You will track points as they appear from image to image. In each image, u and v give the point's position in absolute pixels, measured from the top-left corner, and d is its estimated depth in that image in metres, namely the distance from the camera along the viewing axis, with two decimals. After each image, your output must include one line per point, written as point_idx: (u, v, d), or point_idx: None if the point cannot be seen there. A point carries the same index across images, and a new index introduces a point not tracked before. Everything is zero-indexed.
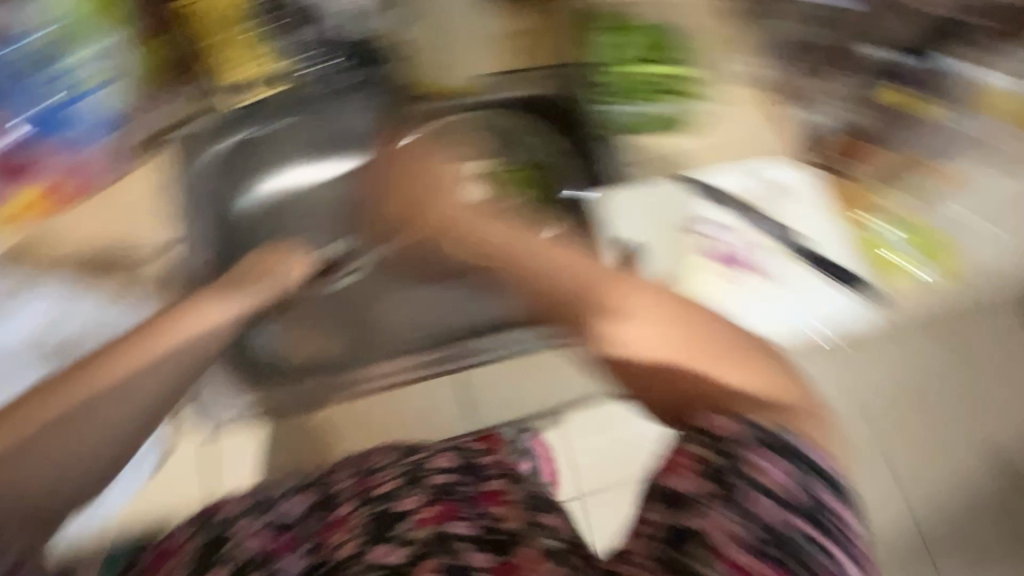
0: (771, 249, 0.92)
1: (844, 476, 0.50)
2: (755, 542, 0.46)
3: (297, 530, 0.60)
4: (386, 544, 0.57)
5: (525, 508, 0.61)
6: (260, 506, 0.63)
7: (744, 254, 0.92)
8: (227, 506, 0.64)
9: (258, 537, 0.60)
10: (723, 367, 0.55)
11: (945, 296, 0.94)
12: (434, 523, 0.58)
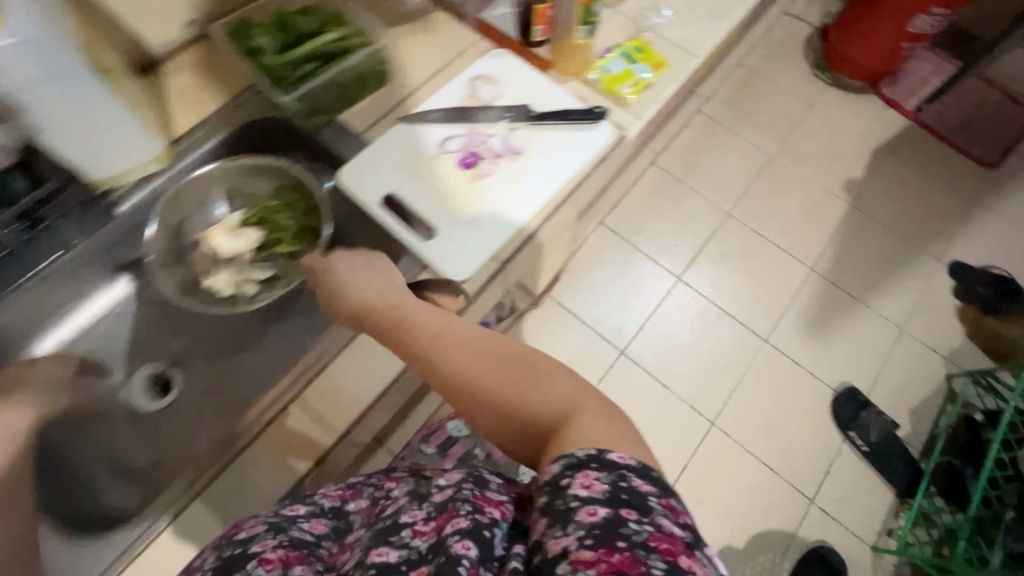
0: (506, 132, 0.90)
1: (655, 468, 0.50)
2: (588, 529, 0.44)
3: (306, 548, 0.56)
4: (386, 548, 0.51)
5: (510, 529, 0.51)
6: (277, 527, 0.57)
7: (476, 149, 0.88)
8: (250, 524, 0.57)
9: (271, 555, 0.53)
10: (525, 388, 0.59)
11: (669, 85, 1.11)
12: (435, 533, 0.50)
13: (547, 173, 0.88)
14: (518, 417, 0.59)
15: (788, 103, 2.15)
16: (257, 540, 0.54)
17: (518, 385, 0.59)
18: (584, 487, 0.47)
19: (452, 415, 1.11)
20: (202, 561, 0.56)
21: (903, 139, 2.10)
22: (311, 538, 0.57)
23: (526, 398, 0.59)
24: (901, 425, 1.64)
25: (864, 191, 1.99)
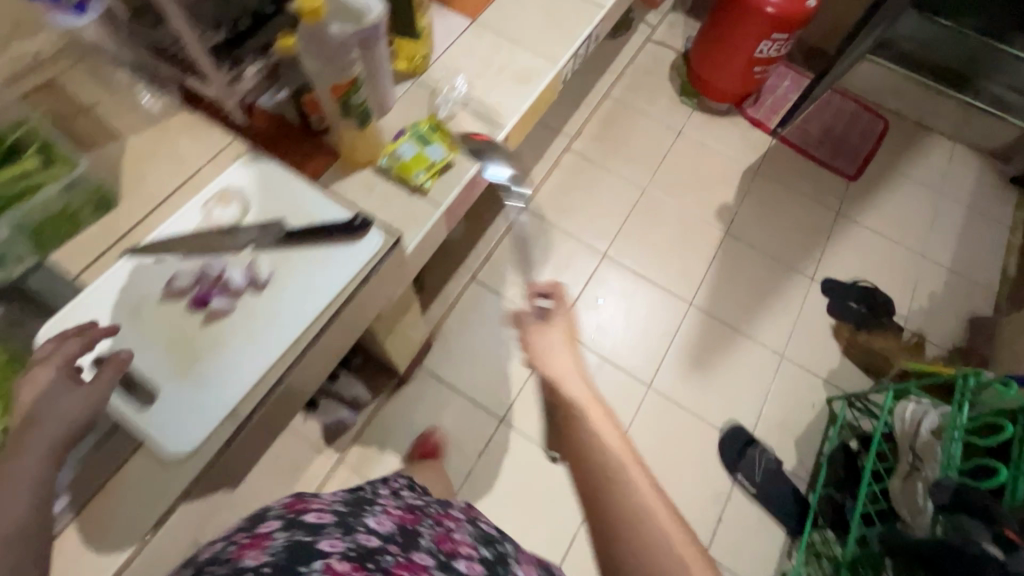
0: (250, 258, 0.78)
1: None
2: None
3: (375, 559, 0.58)
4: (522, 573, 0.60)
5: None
6: (345, 526, 0.63)
7: (208, 284, 0.76)
8: (316, 509, 0.65)
9: (335, 565, 0.54)
10: (628, 526, 0.58)
11: (472, 166, 1.04)
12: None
13: (267, 330, 0.75)
14: (620, 538, 0.58)
15: (656, 131, 2.14)
16: (325, 538, 0.59)
17: (632, 533, 0.58)
18: None
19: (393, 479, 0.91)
20: (270, 530, 0.59)
21: (770, 158, 2.12)
22: (344, 547, 0.57)
23: (622, 543, 0.58)
24: (786, 460, 1.63)
25: (736, 217, 1.99)
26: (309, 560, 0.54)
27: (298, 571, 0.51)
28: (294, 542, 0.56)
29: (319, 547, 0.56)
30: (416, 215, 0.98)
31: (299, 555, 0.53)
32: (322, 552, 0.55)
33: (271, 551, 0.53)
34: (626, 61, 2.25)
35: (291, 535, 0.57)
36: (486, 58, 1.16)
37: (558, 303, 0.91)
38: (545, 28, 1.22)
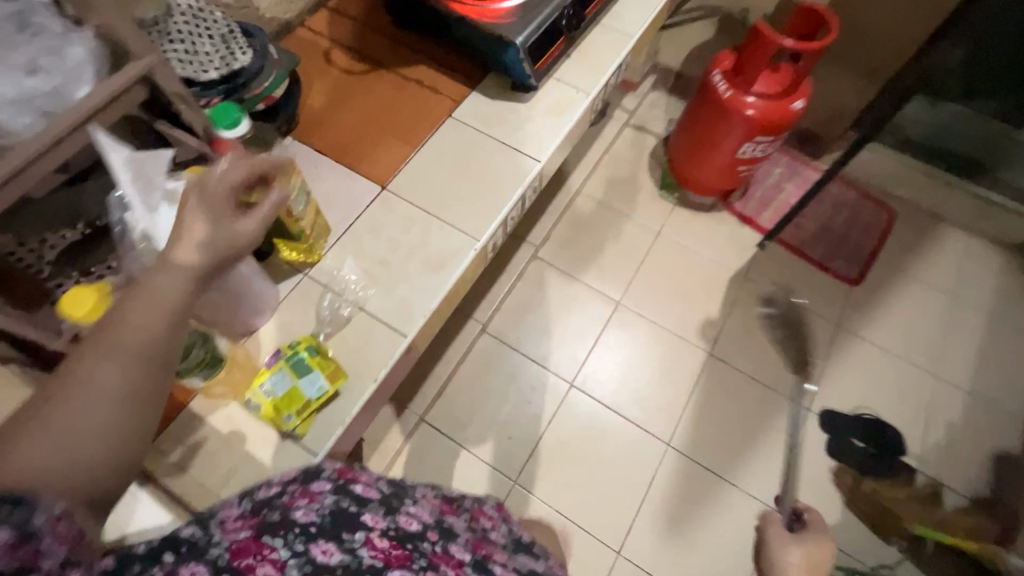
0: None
1: None
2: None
3: (412, 542, 0.59)
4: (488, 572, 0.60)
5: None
6: (387, 505, 0.62)
7: None
8: (365, 484, 0.64)
9: (376, 542, 0.56)
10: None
11: (363, 391, 0.87)
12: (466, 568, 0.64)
13: None
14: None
15: (633, 231, 1.95)
16: (369, 509, 0.60)
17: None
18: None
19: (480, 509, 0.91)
20: (321, 488, 0.60)
21: (761, 262, 1.91)
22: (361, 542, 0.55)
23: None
24: None
25: (722, 335, 1.78)
26: (335, 549, 0.54)
27: (342, 539, 0.55)
28: (335, 513, 0.57)
29: (355, 540, 0.55)
30: (291, 464, 0.83)
31: (341, 520, 0.57)
32: (350, 533, 0.56)
33: (387, 525, 0.59)
34: (601, 151, 2.08)
35: (331, 503, 0.58)
36: (391, 239, 0.99)
37: (763, 530, 0.83)
38: (464, 196, 1.05)
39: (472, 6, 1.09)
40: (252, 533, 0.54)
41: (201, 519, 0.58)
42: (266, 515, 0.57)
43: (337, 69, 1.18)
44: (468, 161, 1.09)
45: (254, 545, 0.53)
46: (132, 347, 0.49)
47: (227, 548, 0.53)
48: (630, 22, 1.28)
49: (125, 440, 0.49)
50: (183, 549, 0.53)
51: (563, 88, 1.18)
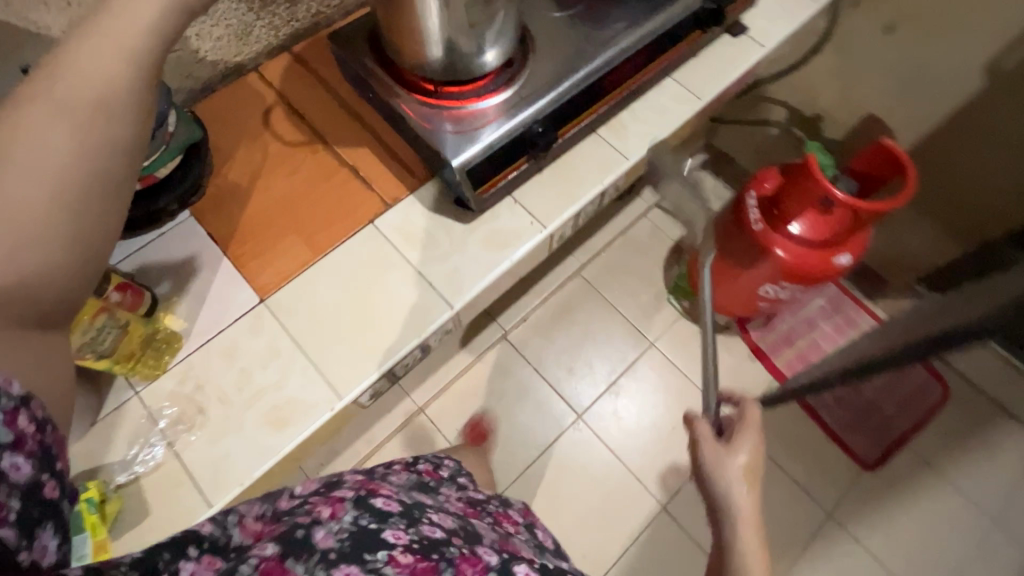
0: None
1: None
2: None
3: (439, 550, 0.56)
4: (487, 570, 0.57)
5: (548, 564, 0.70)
6: (409, 517, 0.60)
7: None
8: (388, 499, 0.63)
9: (399, 559, 0.53)
10: (758, 536, 0.67)
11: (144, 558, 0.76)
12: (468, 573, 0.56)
13: None
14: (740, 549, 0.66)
15: (621, 339, 1.71)
16: (391, 526, 0.57)
17: (724, 517, 0.70)
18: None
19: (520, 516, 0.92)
20: (343, 497, 0.62)
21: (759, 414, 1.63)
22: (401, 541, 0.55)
23: (726, 551, 0.67)
24: None
25: (685, 490, 1.55)
26: (352, 556, 0.52)
27: (363, 561, 0.51)
28: (356, 525, 0.55)
29: (387, 531, 0.56)
30: None
31: (363, 538, 0.54)
32: (382, 529, 0.56)
33: (343, 531, 0.55)
34: (612, 235, 1.82)
35: (349, 511, 0.57)
36: (243, 374, 0.85)
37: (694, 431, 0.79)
38: (348, 333, 0.88)
39: (427, 101, 0.93)
40: (277, 553, 0.53)
41: (222, 520, 0.60)
42: (289, 531, 0.56)
43: (270, 136, 1.03)
44: (368, 287, 0.91)
45: (278, 566, 0.51)
46: (87, 99, 0.41)
47: (257, 566, 0.51)
48: (630, 142, 1.05)
49: (89, 190, 0.42)
50: (207, 550, 0.54)
51: (516, 214, 0.97)
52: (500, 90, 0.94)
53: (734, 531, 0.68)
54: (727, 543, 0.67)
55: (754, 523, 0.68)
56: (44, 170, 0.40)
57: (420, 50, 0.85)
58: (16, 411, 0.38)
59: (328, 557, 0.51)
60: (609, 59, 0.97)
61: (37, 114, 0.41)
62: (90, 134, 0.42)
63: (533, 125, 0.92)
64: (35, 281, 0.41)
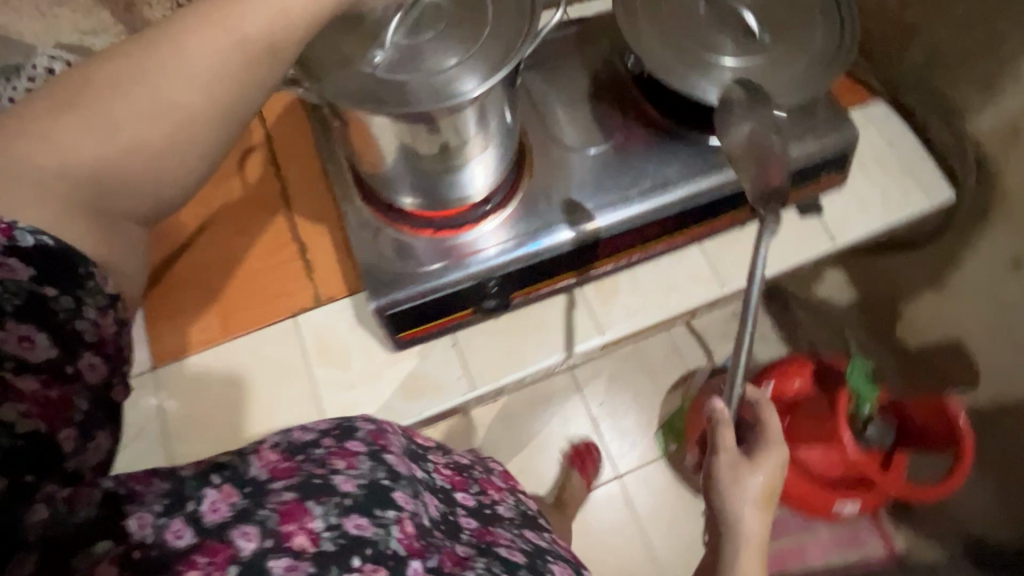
0: None
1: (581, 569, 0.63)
2: None
3: (430, 541, 0.49)
4: (386, 536, 0.43)
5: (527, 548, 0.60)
6: (398, 474, 0.49)
7: None
8: (396, 452, 0.53)
9: (409, 526, 0.45)
10: (762, 500, 0.63)
11: None
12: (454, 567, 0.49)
13: None
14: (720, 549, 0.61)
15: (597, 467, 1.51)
16: (399, 487, 0.48)
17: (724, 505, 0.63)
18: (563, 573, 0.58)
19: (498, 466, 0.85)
20: (358, 449, 0.50)
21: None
22: (343, 509, 0.43)
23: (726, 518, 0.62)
24: None
25: None
26: (360, 514, 0.43)
27: (374, 515, 0.44)
28: (366, 486, 0.45)
29: (348, 488, 0.45)
30: None
31: (375, 498, 0.45)
32: (377, 505, 0.45)
33: (354, 484, 0.45)
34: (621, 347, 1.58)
35: (325, 478, 0.45)
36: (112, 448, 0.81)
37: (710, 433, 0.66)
38: (222, 438, 0.81)
39: (385, 218, 0.79)
40: (295, 493, 0.43)
41: (240, 450, 0.48)
42: (303, 474, 0.45)
43: (233, 182, 0.94)
44: (261, 392, 0.83)
45: (300, 507, 0.42)
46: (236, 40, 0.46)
47: (274, 506, 0.42)
48: (614, 315, 0.88)
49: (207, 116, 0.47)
50: (229, 476, 0.45)
51: (448, 361, 0.85)
52: (467, 227, 0.79)
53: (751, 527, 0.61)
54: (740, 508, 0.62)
55: (762, 508, 0.62)
56: (182, 84, 0.46)
57: (377, 163, 0.71)
58: (105, 310, 0.45)
59: (287, 530, 0.41)
60: (610, 226, 0.80)
61: (185, 36, 0.46)
62: (237, 45, 0.47)
63: (490, 282, 0.78)
64: (134, 179, 0.47)
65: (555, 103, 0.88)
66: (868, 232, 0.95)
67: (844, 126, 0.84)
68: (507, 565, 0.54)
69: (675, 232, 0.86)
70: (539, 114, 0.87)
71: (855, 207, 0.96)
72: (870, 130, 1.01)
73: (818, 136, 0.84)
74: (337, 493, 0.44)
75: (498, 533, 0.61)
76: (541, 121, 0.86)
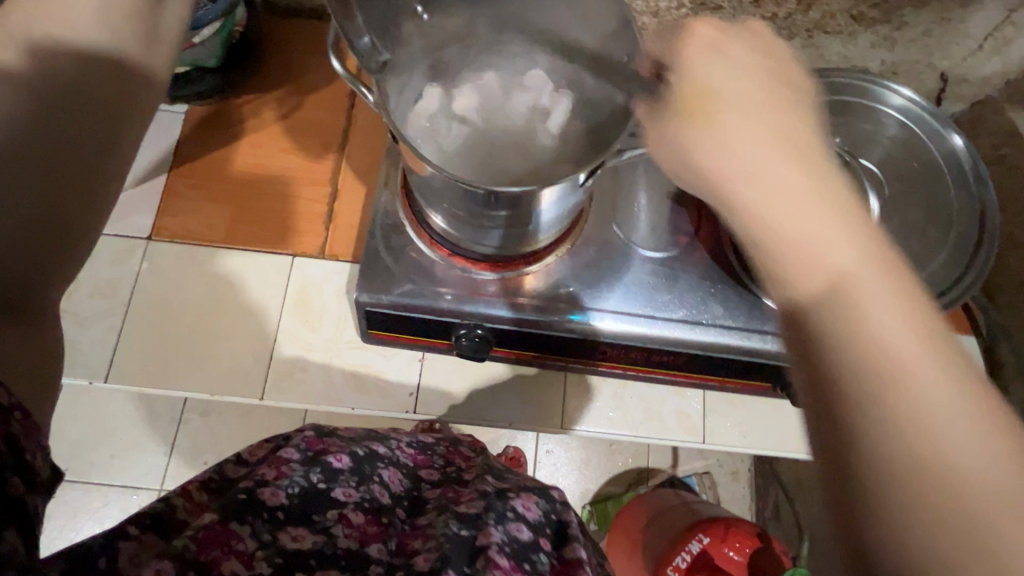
0: None
1: (561, 524, 0.59)
2: (507, 544, 0.51)
3: (385, 518, 0.56)
4: (307, 531, 0.49)
5: (500, 490, 0.60)
6: (360, 476, 0.57)
7: None
8: (338, 451, 0.58)
9: (350, 518, 0.53)
10: (860, 322, 0.34)
11: None
12: (412, 541, 0.52)
13: (54, 546, 0.99)
14: (938, 507, 0.30)
15: None
16: (340, 484, 0.55)
17: (876, 364, 0.33)
18: (523, 501, 0.58)
19: (471, 439, 0.80)
20: (291, 458, 0.56)
21: None
22: (309, 535, 0.49)
23: (869, 376, 0.33)
24: None
25: None
26: (306, 532, 0.49)
27: (312, 522, 0.50)
28: (299, 492, 0.52)
29: (327, 531, 0.50)
30: None
31: (308, 506, 0.51)
32: (320, 514, 0.51)
33: (289, 488, 0.51)
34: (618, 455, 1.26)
35: (263, 484, 0.51)
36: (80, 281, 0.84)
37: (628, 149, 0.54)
38: (177, 331, 0.83)
39: (413, 224, 0.75)
40: (218, 518, 0.46)
41: (163, 497, 0.49)
42: (229, 497, 0.50)
43: (307, 101, 0.92)
44: (216, 294, 0.85)
45: (223, 533, 0.45)
46: None
47: (192, 538, 0.44)
48: (584, 410, 0.85)
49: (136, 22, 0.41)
50: (148, 528, 0.45)
51: (406, 372, 0.84)
52: (488, 267, 0.74)
53: (857, 287, 0.34)
54: (896, 354, 0.33)
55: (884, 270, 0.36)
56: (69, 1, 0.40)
57: (416, 178, 0.65)
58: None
59: (196, 543, 0.44)
60: (611, 334, 0.74)
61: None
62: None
63: (477, 329, 0.74)
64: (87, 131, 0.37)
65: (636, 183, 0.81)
66: None
67: None
68: (465, 521, 0.53)
69: (682, 370, 0.79)
70: (616, 185, 0.80)
71: None
72: None
73: None
74: (265, 504, 0.49)
75: (467, 490, 0.60)
76: (611, 195, 0.80)
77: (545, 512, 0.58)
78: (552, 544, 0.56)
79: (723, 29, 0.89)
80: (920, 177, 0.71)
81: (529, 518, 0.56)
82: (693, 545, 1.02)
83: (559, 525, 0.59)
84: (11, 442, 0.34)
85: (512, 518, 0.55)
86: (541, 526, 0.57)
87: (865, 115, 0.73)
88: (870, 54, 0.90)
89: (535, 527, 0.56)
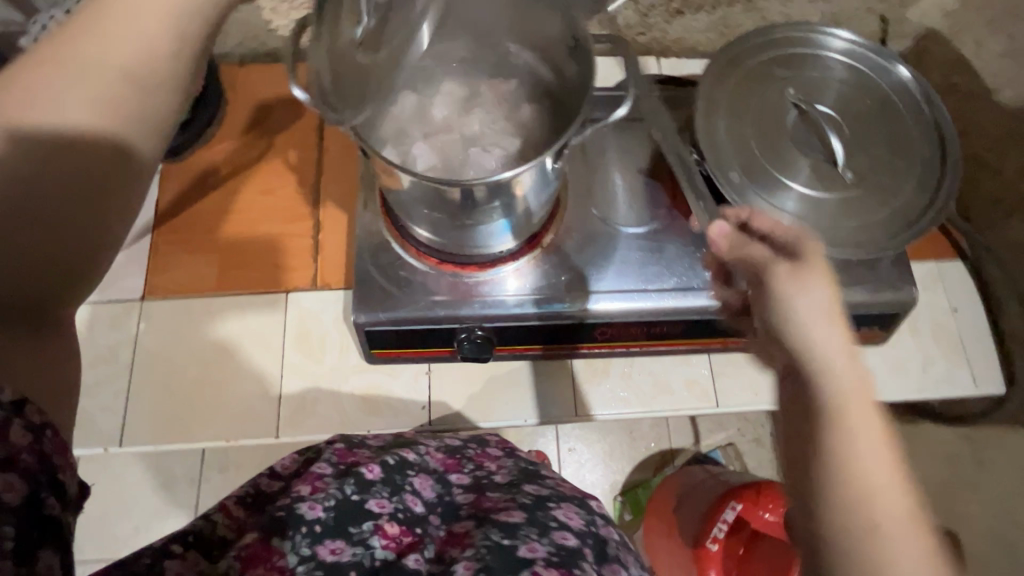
0: None
1: (599, 534, 0.59)
2: (547, 552, 0.51)
3: (421, 528, 0.56)
4: (344, 542, 0.50)
5: (532, 495, 0.60)
6: (394, 488, 0.57)
7: None
8: (368, 463, 0.59)
9: (387, 528, 0.53)
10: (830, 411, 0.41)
11: None
12: (450, 550, 0.53)
13: None
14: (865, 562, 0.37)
15: None
16: (373, 496, 0.55)
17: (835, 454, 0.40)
18: (562, 513, 0.58)
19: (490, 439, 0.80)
20: (324, 473, 0.57)
21: None
22: (346, 544, 0.50)
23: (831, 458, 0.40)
24: None
25: None
26: (342, 541, 0.50)
27: (349, 534, 0.51)
28: (335, 505, 0.52)
29: (366, 543, 0.51)
30: None
31: (344, 517, 0.52)
32: (358, 524, 0.52)
33: (326, 506, 0.52)
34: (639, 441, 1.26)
35: (297, 501, 0.52)
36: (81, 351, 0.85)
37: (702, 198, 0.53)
38: (184, 385, 0.83)
39: (398, 239, 0.76)
40: (258, 537, 0.48)
41: (204, 515, 0.53)
42: (268, 516, 0.51)
43: (277, 141, 0.94)
44: (218, 341, 0.85)
45: (265, 552, 0.47)
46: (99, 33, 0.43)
47: (235, 557, 0.46)
48: (596, 395, 0.86)
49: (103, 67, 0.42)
50: (190, 545, 0.49)
51: (415, 388, 0.85)
52: (475, 270, 0.75)
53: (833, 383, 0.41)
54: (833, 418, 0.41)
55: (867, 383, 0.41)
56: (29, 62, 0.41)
57: (395, 194, 0.66)
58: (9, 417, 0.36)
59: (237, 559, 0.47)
60: (609, 314, 0.75)
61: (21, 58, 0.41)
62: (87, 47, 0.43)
63: (477, 331, 0.75)
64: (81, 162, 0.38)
65: (607, 165, 0.83)
66: (887, 397, 0.86)
67: (902, 286, 0.74)
68: (505, 530, 0.53)
69: (683, 337, 0.81)
70: (589, 170, 0.82)
71: (887, 367, 0.87)
72: (936, 291, 0.91)
73: (869, 289, 0.74)
74: (303, 520, 0.50)
75: (500, 498, 0.60)
76: (586, 180, 0.82)
77: (586, 521, 0.58)
78: (596, 554, 0.56)
79: (665, 7, 0.92)
80: (874, 112, 0.73)
81: (572, 526, 0.57)
82: (728, 513, 1.02)
83: (601, 539, 0.58)
84: (44, 458, 0.37)
85: (556, 527, 0.55)
86: (581, 533, 0.57)
87: (813, 63, 0.75)
88: (808, 9, 0.94)
89: (580, 539, 0.56)
